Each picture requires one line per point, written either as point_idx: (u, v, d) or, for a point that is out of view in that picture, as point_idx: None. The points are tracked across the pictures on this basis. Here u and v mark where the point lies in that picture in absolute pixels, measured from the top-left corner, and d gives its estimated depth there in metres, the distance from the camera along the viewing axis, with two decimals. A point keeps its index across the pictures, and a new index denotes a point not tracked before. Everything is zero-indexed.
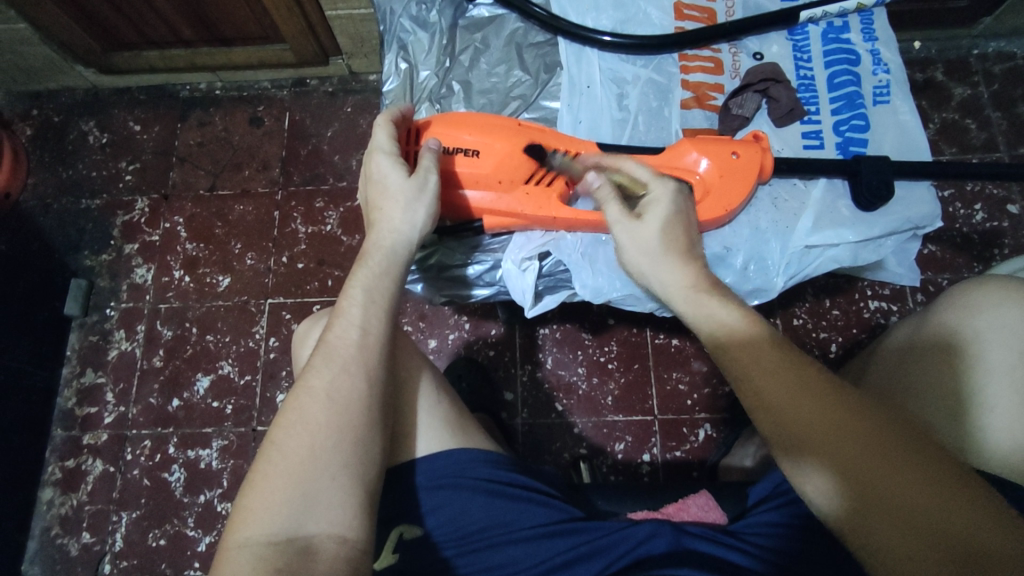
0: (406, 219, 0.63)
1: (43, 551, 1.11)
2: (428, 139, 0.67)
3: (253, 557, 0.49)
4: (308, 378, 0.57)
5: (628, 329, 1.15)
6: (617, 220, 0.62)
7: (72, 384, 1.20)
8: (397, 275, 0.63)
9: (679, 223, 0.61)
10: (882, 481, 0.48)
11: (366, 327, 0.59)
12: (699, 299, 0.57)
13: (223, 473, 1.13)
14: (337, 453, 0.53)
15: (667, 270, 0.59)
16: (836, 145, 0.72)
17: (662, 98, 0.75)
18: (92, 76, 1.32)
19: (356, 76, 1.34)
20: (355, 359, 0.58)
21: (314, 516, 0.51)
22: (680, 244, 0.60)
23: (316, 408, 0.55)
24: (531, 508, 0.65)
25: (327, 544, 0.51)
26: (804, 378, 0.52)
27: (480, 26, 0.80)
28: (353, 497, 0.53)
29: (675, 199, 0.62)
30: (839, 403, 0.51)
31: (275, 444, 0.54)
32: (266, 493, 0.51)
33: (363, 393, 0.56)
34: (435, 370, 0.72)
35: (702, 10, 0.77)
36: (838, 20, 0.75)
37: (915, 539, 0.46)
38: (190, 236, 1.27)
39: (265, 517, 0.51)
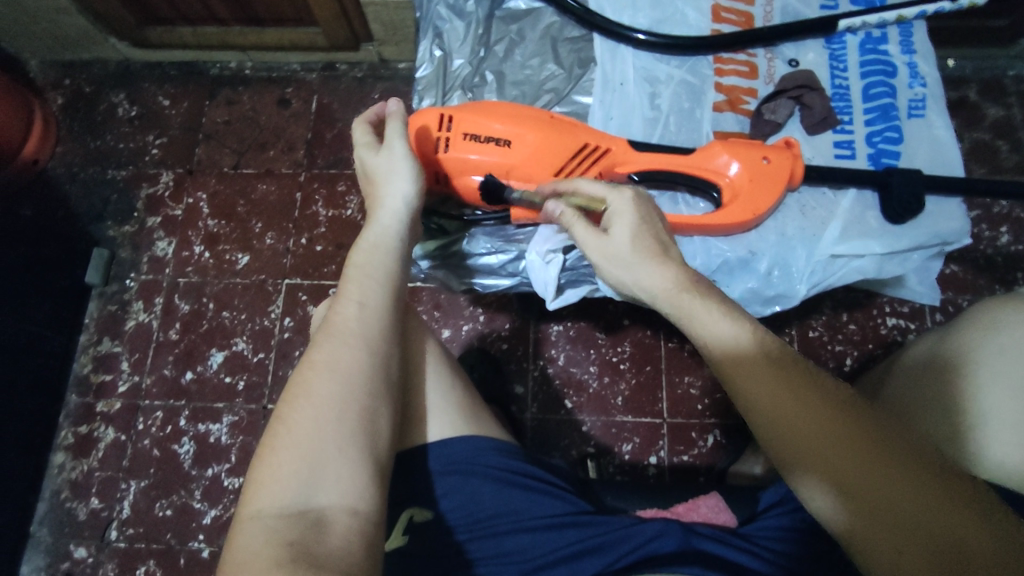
0: (389, 194, 0.65)
1: (51, 514, 1.12)
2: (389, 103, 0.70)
3: (266, 529, 0.49)
4: (310, 354, 0.57)
5: (642, 331, 1.15)
6: (585, 241, 0.62)
7: (89, 351, 1.21)
8: (397, 252, 0.64)
9: (647, 228, 0.61)
10: (869, 480, 0.49)
11: (364, 301, 0.60)
12: (684, 301, 0.57)
13: (232, 448, 1.14)
14: (342, 424, 0.54)
15: (648, 274, 0.59)
16: (868, 156, 0.71)
17: (694, 100, 0.75)
18: (124, 49, 1.34)
19: (386, 63, 1.34)
20: (356, 331, 0.58)
21: (323, 488, 0.51)
22: (651, 248, 0.59)
23: (319, 382, 0.55)
24: (542, 499, 0.65)
25: (339, 515, 0.51)
26: (795, 378, 0.53)
27: (516, 18, 0.80)
28: (361, 469, 0.53)
29: (635, 204, 0.61)
30: (827, 404, 0.52)
31: (282, 418, 0.54)
32: (275, 467, 0.51)
33: (365, 365, 0.57)
34: (440, 349, 0.72)
35: (740, 13, 0.77)
36: (876, 31, 0.75)
37: (900, 537, 0.48)
38: (212, 213, 1.28)
39: (275, 491, 0.51)
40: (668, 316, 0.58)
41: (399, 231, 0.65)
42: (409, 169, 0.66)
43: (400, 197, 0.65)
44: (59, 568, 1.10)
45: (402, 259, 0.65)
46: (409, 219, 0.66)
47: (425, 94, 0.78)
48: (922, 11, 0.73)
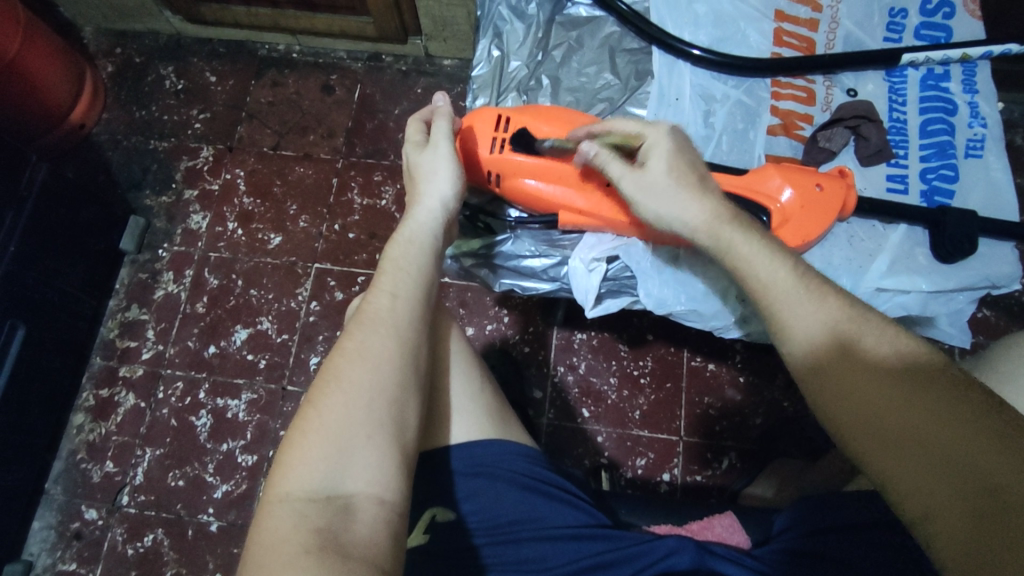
0: (433, 194, 0.65)
1: (67, 473, 1.14)
2: (439, 98, 0.70)
3: (294, 513, 0.47)
4: (342, 343, 0.56)
5: (666, 347, 1.14)
6: (622, 175, 0.63)
7: (116, 317, 1.23)
8: (431, 248, 0.63)
9: (683, 161, 0.62)
10: (898, 414, 0.49)
11: (396, 292, 0.59)
12: (722, 228, 0.60)
13: (248, 425, 1.15)
14: (371, 411, 0.52)
15: (684, 207, 0.61)
16: (921, 193, 0.71)
17: (749, 121, 0.75)
18: (177, 24, 1.36)
19: (431, 59, 1.35)
20: (387, 321, 0.57)
21: (351, 474, 0.50)
22: (689, 180, 0.62)
23: (350, 368, 0.54)
24: (563, 508, 0.64)
25: (366, 503, 0.49)
26: (831, 318, 0.55)
27: (576, 25, 0.80)
28: (389, 457, 0.52)
29: (671, 136, 0.63)
30: (866, 343, 0.53)
31: (312, 403, 0.52)
32: (303, 451, 0.50)
33: (395, 354, 0.55)
34: (467, 347, 0.71)
35: (803, 39, 0.76)
36: (939, 67, 0.74)
37: (928, 471, 0.47)
38: (248, 191, 1.30)
39: (303, 475, 0.49)
40: (710, 247, 0.61)
41: (436, 228, 0.64)
42: (451, 170, 0.65)
43: (438, 197, 0.65)
44: (69, 527, 1.11)
45: (436, 257, 0.64)
46: (445, 219, 0.65)
47: (480, 93, 0.79)
48: (988, 52, 0.72)
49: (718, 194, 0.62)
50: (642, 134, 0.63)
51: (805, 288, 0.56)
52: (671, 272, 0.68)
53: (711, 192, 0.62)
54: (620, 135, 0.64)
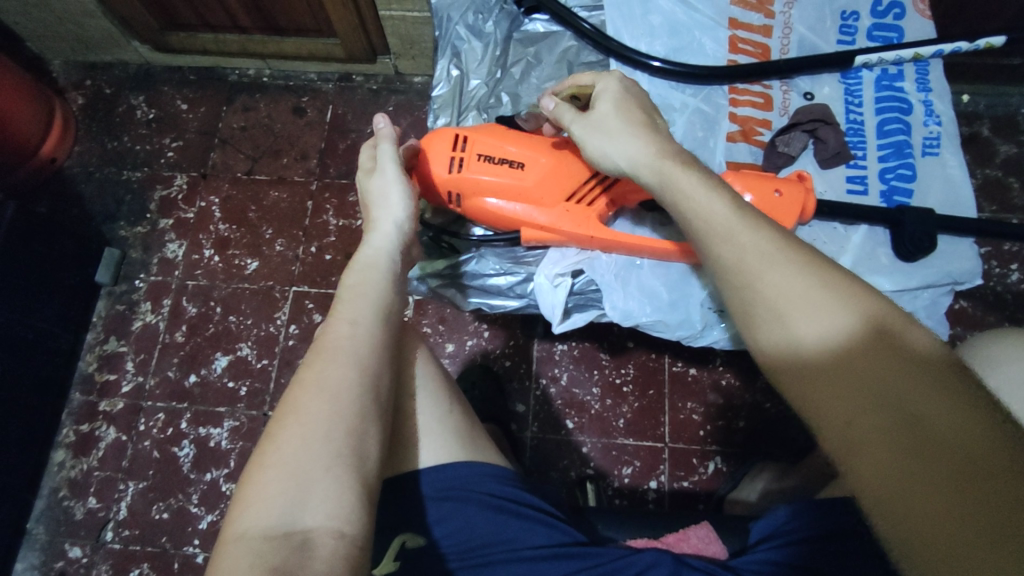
0: (387, 217, 0.65)
1: (49, 511, 1.12)
2: (377, 119, 0.69)
3: (251, 551, 0.46)
4: (302, 374, 0.56)
5: (647, 353, 1.14)
6: (573, 120, 0.64)
7: (95, 350, 1.22)
8: (389, 272, 0.63)
9: (631, 103, 0.63)
10: (894, 409, 0.45)
11: (356, 319, 0.59)
12: (664, 164, 0.59)
13: (231, 453, 1.14)
14: (329, 443, 0.52)
15: (632, 143, 0.61)
16: (881, 193, 0.71)
17: (708, 129, 0.75)
18: (146, 53, 1.36)
19: (402, 76, 1.35)
20: (346, 349, 0.57)
21: (310, 508, 0.49)
22: (636, 119, 0.62)
23: (308, 400, 0.53)
24: (536, 527, 0.63)
25: (325, 538, 0.48)
26: (844, 309, 0.50)
27: (534, 41, 0.81)
28: (348, 489, 0.51)
29: (620, 82, 0.64)
30: (883, 334, 0.48)
31: (270, 437, 0.52)
32: (262, 487, 0.50)
33: (355, 383, 0.55)
34: (437, 369, 0.71)
35: (757, 45, 0.77)
36: (892, 67, 0.75)
37: (908, 451, 0.44)
38: (224, 217, 1.29)
39: (262, 511, 0.49)
40: (655, 184, 0.60)
41: (391, 252, 0.64)
42: (401, 192, 0.66)
43: (392, 221, 0.65)
44: (54, 566, 1.09)
45: (395, 281, 0.64)
46: (401, 243, 0.66)
47: (441, 113, 0.79)
48: (939, 50, 0.73)
49: (666, 138, 0.62)
50: (594, 81, 0.65)
51: (788, 252, 0.53)
52: (635, 284, 0.68)
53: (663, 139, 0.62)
54: (575, 86, 0.66)
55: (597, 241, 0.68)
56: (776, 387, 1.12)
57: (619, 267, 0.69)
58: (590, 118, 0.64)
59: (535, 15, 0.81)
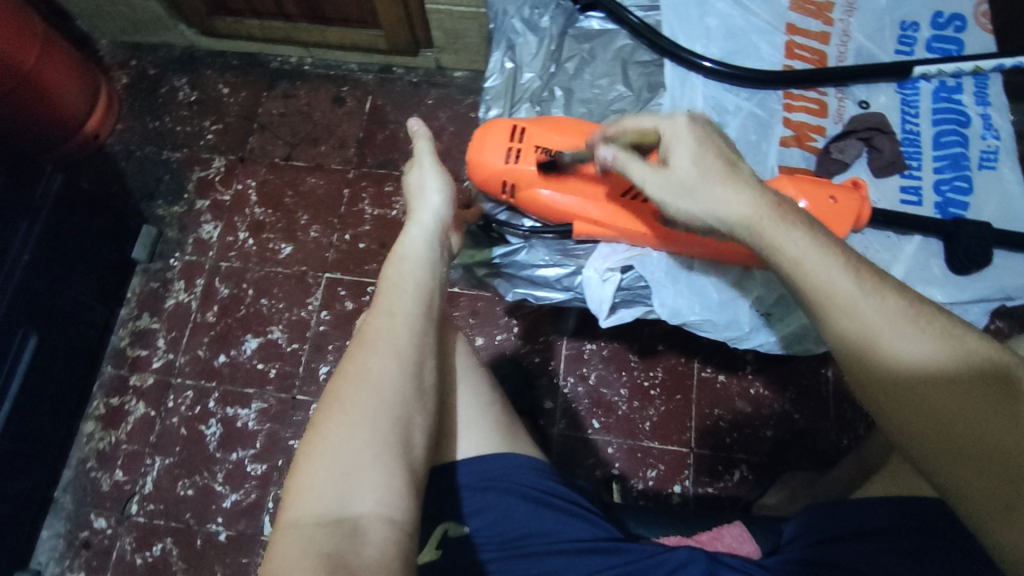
0: (424, 207, 0.65)
1: (76, 481, 1.14)
2: (411, 121, 0.70)
3: (304, 538, 0.46)
4: (344, 366, 0.55)
5: (676, 358, 1.14)
6: (644, 177, 0.59)
7: (127, 325, 1.23)
8: (427, 260, 0.62)
9: (707, 149, 0.58)
10: (927, 406, 0.49)
11: (394, 309, 0.58)
12: (761, 223, 0.55)
13: (258, 434, 1.15)
14: (375, 430, 0.51)
15: (720, 199, 0.56)
16: (935, 204, 0.71)
17: (761, 133, 0.75)
18: (192, 36, 1.38)
19: (443, 71, 1.36)
20: (388, 338, 0.56)
21: (359, 495, 0.48)
22: (718, 168, 0.57)
23: (351, 390, 0.53)
24: (574, 522, 0.63)
25: (375, 524, 0.48)
26: (874, 316, 0.50)
27: (589, 38, 0.81)
28: (396, 477, 0.50)
29: (691, 127, 0.59)
30: (907, 334, 0.50)
31: (316, 426, 0.51)
32: (310, 475, 0.49)
33: (397, 372, 0.54)
34: (474, 359, 0.71)
35: (814, 52, 0.77)
36: (951, 80, 0.74)
37: (964, 449, 0.48)
38: (260, 201, 1.30)
39: (312, 499, 0.48)
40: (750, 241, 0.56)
41: (429, 240, 0.63)
42: (438, 182, 0.67)
43: (430, 211, 0.65)
44: (78, 536, 1.11)
45: (436, 267, 0.63)
46: (438, 231, 0.65)
47: (493, 104, 0.80)
48: (1001, 64, 0.72)
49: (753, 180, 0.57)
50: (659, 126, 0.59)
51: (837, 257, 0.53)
52: (686, 282, 0.68)
53: (752, 184, 0.56)
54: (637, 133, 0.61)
55: (650, 237, 0.68)
56: (806, 397, 1.11)
57: (669, 264, 0.69)
58: (664, 173, 0.59)
59: (591, 12, 0.81)
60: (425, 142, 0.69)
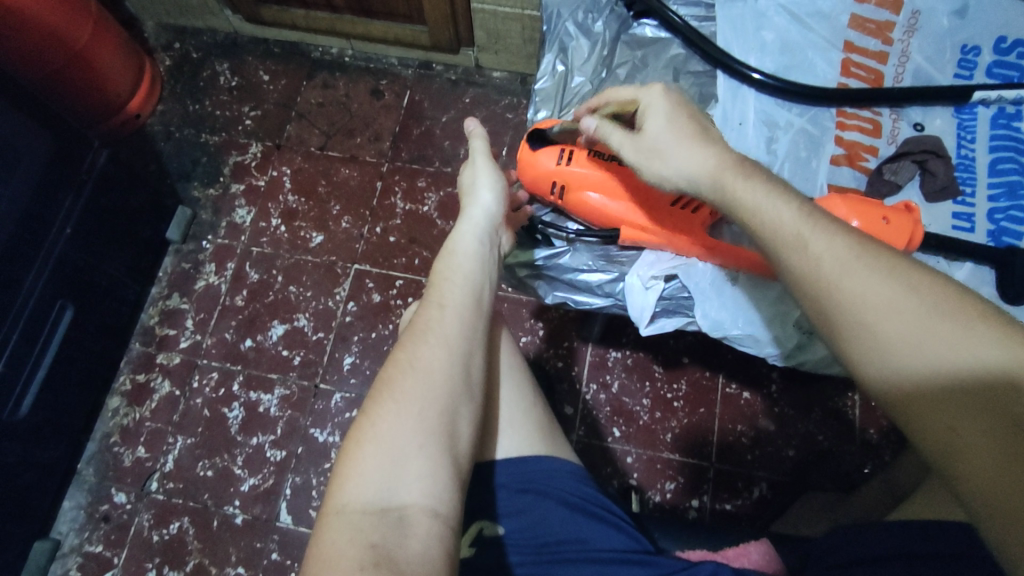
0: (476, 203, 0.66)
1: (99, 455, 1.15)
2: (468, 122, 0.71)
3: (351, 525, 0.46)
4: (395, 354, 0.55)
5: (701, 371, 1.13)
6: (621, 143, 0.62)
7: (157, 304, 1.25)
8: (477, 255, 0.62)
9: (680, 116, 0.60)
10: (952, 422, 0.46)
11: (445, 303, 0.58)
12: (724, 179, 0.57)
13: (279, 421, 1.15)
14: (422, 421, 0.51)
15: (687, 157, 0.58)
16: (988, 232, 0.69)
17: (812, 150, 0.74)
18: (236, 22, 1.40)
19: (481, 70, 1.37)
20: (438, 330, 0.56)
21: (405, 484, 0.48)
22: (690, 130, 0.59)
23: (401, 379, 0.53)
24: (609, 531, 0.62)
25: (420, 516, 0.47)
26: (896, 301, 0.48)
27: (642, 45, 0.81)
28: (441, 469, 0.50)
29: (666, 94, 0.60)
30: (939, 336, 0.47)
31: (366, 413, 0.51)
32: (359, 462, 0.49)
33: (446, 365, 0.54)
34: (519, 357, 0.71)
35: (871, 71, 0.76)
36: (1011, 106, 0.73)
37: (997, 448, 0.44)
38: (294, 189, 1.31)
39: (360, 485, 0.48)
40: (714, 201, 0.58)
41: (481, 236, 0.63)
42: (491, 179, 0.67)
43: (481, 207, 0.65)
44: (98, 509, 1.12)
45: (487, 262, 0.63)
46: (490, 227, 0.65)
47: (542, 106, 0.80)
48: None
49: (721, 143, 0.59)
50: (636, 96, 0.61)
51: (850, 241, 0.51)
52: (730, 294, 0.68)
53: (717, 142, 0.59)
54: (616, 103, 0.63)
55: (696, 246, 0.68)
56: (831, 419, 1.10)
57: (715, 275, 0.68)
58: (638, 138, 0.61)
59: (644, 20, 0.81)
60: (478, 136, 0.69)
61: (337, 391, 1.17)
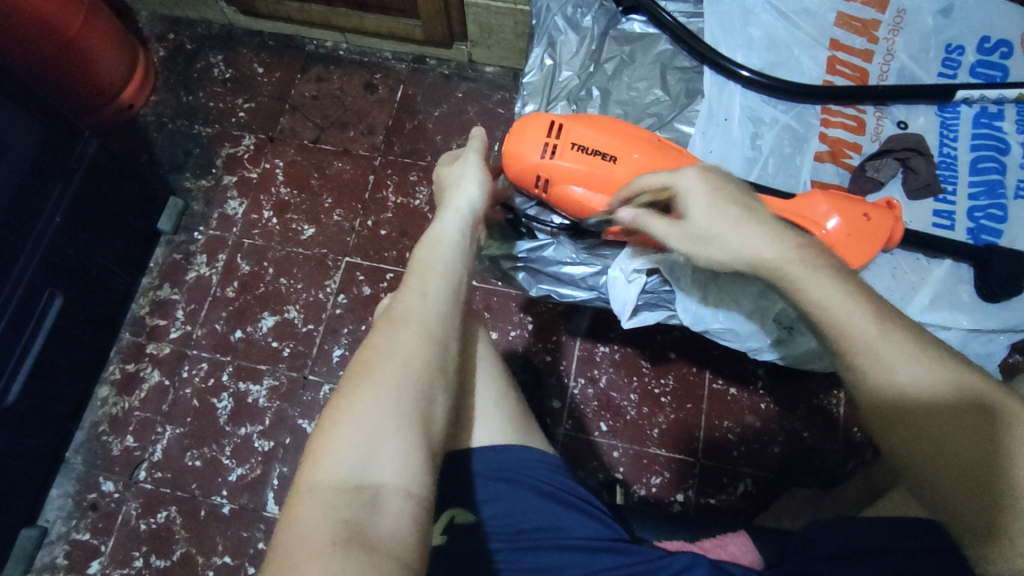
0: (462, 195, 0.65)
1: (88, 444, 1.15)
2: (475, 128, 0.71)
3: (324, 502, 0.47)
4: (374, 339, 0.55)
5: (688, 366, 1.14)
6: (666, 233, 0.61)
7: (148, 295, 1.25)
8: (459, 247, 0.62)
9: (726, 199, 0.59)
10: (907, 442, 0.52)
11: (426, 291, 0.58)
12: (792, 273, 0.56)
13: (267, 411, 1.16)
14: (399, 404, 0.51)
15: (747, 245, 0.57)
16: (968, 230, 0.70)
17: (796, 147, 0.75)
18: (231, 14, 1.40)
19: (474, 65, 1.37)
20: (417, 317, 0.56)
21: (379, 464, 0.49)
22: (740, 213, 0.58)
23: (379, 362, 0.53)
24: (584, 519, 0.62)
25: (394, 495, 0.48)
26: (872, 335, 0.52)
27: (630, 40, 0.81)
28: (415, 451, 0.51)
29: (702, 178, 0.59)
30: (903, 371, 0.51)
31: (343, 393, 0.52)
32: (334, 440, 0.49)
33: (424, 350, 0.55)
34: (493, 351, 0.71)
35: (856, 69, 0.76)
36: (993, 106, 0.74)
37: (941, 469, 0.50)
38: (286, 181, 1.32)
39: (335, 463, 0.48)
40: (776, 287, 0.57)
41: (461, 229, 0.63)
42: (478, 173, 0.67)
43: (466, 199, 0.65)
44: (86, 498, 1.12)
45: (466, 254, 0.63)
46: (472, 220, 0.65)
47: (529, 100, 0.80)
48: None
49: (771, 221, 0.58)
50: (674, 184, 0.60)
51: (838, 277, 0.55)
52: (711, 289, 0.68)
53: (775, 226, 0.58)
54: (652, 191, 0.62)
55: None
56: (816, 417, 1.10)
57: (697, 271, 0.69)
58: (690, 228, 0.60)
59: (633, 15, 0.81)
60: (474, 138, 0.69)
61: (326, 382, 1.17)
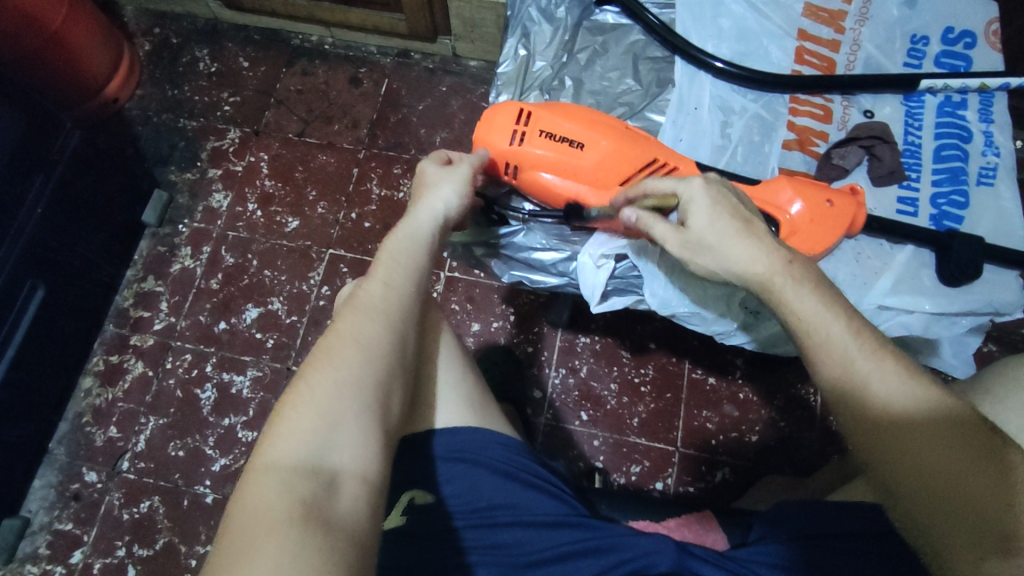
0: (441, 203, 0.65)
1: (72, 434, 1.16)
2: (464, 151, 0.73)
3: (281, 482, 0.47)
4: (337, 327, 0.56)
5: (667, 356, 1.15)
6: (667, 239, 0.61)
7: (132, 287, 1.26)
8: (425, 245, 0.63)
9: (725, 211, 0.59)
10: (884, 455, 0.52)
11: (391, 283, 0.59)
12: (776, 287, 0.57)
13: (251, 402, 1.16)
14: (360, 390, 0.53)
15: (740, 255, 0.58)
16: (930, 216, 0.71)
17: (764, 135, 0.76)
18: (216, 9, 1.41)
19: (458, 59, 1.38)
20: (381, 307, 0.58)
21: (339, 448, 0.50)
22: (737, 225, 0.59)
23: (341, 348, 0.54)
24: (541, 497, 0.64)
25: (350, 480, 0.49)
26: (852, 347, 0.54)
27: (603, 31, 0.82)
28: (373, 437, 0.52)
29: (706, 188, 0.60)
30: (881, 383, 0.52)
31: (304, 377, 0.53)
32: (293, 422, 0.50)
33: (386, 340, 0.56)
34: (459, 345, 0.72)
35: (823, 59, 0.78)
36: (957, 95, 0.75)
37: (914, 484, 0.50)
38: (271, 174, 1.32)
39: (293, 444, 0.49)
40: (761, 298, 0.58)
41: (432, 231, 0.64)
42: (459, 186, 0.67)
43: (442, 204, 0.66)
44: (69, 488, 1.13)
45: (433, 253, 0.64)
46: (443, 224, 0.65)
47: (504, 89, 0.81)
48: (1006, 83, 0.73)
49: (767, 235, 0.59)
50: (678, 190, 0.61)
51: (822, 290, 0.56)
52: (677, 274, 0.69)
53: (768, 238, 0.59)
54: (656, 194, 0.62)
55: None
56: (794, 406, 1.12)
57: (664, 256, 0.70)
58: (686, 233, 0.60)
59: (606, 6, 0.83)
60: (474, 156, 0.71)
61: None
